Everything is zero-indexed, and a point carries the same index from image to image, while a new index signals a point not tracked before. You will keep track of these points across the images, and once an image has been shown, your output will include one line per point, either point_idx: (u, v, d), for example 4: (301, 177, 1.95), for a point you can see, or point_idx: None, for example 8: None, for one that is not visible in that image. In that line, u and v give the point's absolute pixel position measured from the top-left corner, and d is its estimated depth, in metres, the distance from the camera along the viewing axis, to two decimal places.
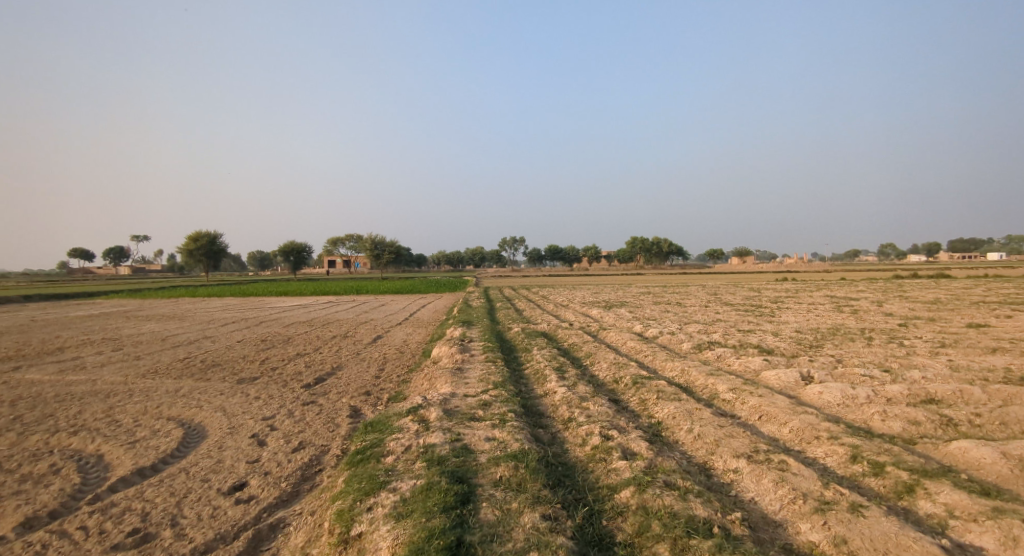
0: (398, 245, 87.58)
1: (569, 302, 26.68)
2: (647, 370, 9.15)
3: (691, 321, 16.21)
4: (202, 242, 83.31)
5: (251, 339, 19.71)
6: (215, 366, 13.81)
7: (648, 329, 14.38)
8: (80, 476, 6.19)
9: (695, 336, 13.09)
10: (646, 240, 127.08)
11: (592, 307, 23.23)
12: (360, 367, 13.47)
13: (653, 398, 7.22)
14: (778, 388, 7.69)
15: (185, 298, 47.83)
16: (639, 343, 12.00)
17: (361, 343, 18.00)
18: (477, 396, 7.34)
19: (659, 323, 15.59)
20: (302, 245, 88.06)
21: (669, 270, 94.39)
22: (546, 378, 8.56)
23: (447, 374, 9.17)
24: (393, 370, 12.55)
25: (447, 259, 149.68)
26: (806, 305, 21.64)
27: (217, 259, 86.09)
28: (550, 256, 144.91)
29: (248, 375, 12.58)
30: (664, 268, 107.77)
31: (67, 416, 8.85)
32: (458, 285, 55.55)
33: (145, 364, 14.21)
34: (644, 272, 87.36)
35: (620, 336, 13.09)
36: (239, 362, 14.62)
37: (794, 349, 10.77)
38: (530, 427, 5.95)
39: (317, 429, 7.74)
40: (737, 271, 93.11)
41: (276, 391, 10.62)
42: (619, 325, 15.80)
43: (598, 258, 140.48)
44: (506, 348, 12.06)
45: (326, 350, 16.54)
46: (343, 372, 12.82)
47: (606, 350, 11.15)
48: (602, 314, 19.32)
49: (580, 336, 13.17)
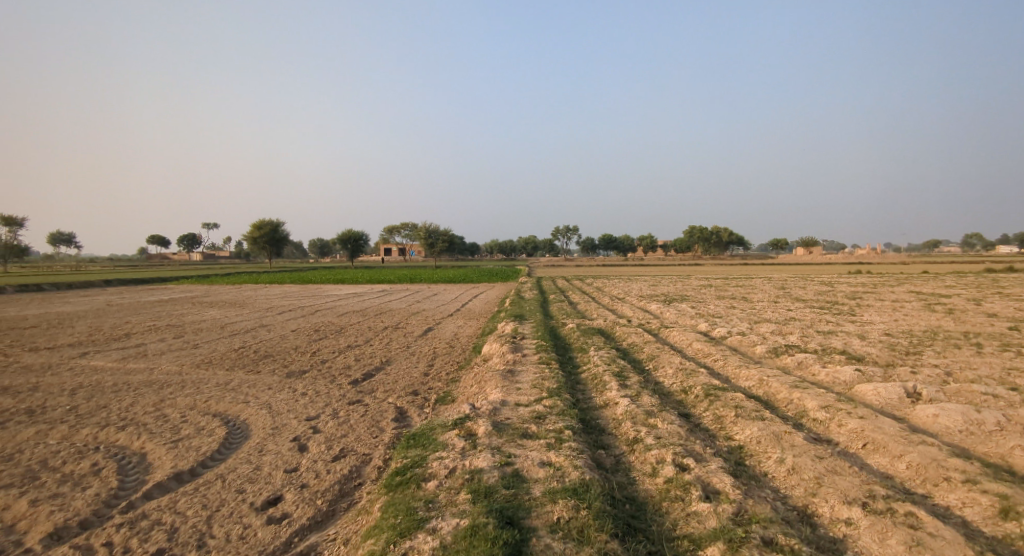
0: (450, 234, 88.32)
1: (625, 295, 25.49)
2: (719, 379, 8.14)
3: (762, 320, 14.81)
4: (264, 231, 87.01)
5: (305, 329, 19.94)
6: (267, 358, 13.84)
7: (714, 329, 13.18)
8: (118, 479, 6.01)
9: (768, 337, 11.83)
10: (704, 230, 122.04)
11: (650, 301, 21.99)
12: (409, 362, 13.13)
13: (731, 415, 6.25)
14: (880, 407, 6.48)
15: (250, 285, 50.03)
16: (706, 345, 10.92)
17: (411, 336, 17.72)
18: (530, 407, 6.63)
19: (727, 322, 14.36)
20: (358, 234, 90.43)
21: (728, 262, 90.36)
22: (606, 386, 7.76)
23: (497, 377, 8.54)
24: (441, 368, 12.06)
25: (498, 248, 149.79)
26: (893, 303, 19.48)
27: (279, 247, 89.63)
28: (603, 245, 142.12)
29: (299, 368, 12.49)
30: (722, 259, 103.47)
31: (121, 407, 8.91)
32: (509, 275, 55.02)
33: (203, 353, 14.48)
34: (701, 264, 83.99)
35: (684, 336, 12.02)
36: (290, 354, 14.64)
37: (891, 357, 9.36)
38: (590, 449, 5.21)
39: (359, 434, 7.29)
40: (804, 262, 87.65)
41: (322, 387, 10.35)
42: (681, 322, 14.66)
43: (652, 248, 136.70)
44: (561, 347, 11.31)
45: (376, 343, 16.35)
46: (391, 367, 12.47)
47: (670, 353, 10.16)
48: (662, 310, 18.14)
49: (640, 336, 12.20)
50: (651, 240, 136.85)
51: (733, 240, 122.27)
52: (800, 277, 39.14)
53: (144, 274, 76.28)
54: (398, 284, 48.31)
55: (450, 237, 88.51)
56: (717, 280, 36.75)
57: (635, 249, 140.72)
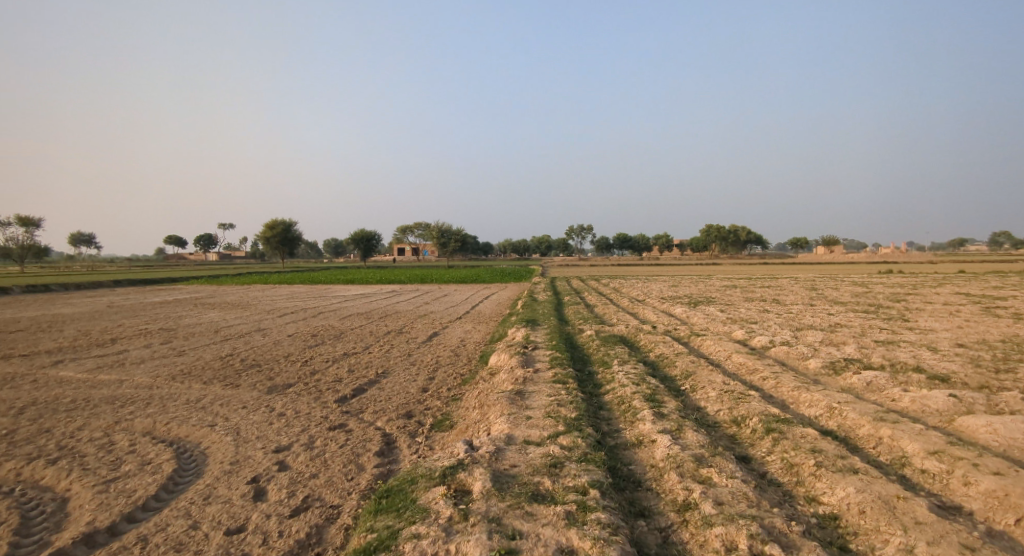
0: (463, 233, 87.09)
1: (645, 297, 23.84)
2: (776, 406, 6.59)
3: (805, 326, 13.14)
4: (278, 230, 86.58)
5: (303, 333, 18.63)
6: (253, 369, 12.55)
7: (753, 337, 11.58)
8: (15, 542, 4.68)
9: (820, 348, 10.21)
10: (722, 229, 119.26)
11: (674, 304, 20.34)
12: (408, 374, 11.75)
13: (810, 463, 4.72)
14: (1005, 452, 4.92)
15: (259, 285, 48.99)
16: (749, 358, 9.35)
17: (415, 342, 16.30)
18: (543, 447, 5.17)
19: (765, 329, 12.75)
20: (370, 233, 89.66)
21: (748, 261, 87.99)
22: (638, 415, 6.26)
23: (503, 401, 7.09)
24: (443, 382, 10.63)
25: (512, 247, 148.80)
26: (945, 306, 17.59)
27: (291, 246, 89.26)
28: (618, 244, 139.98)
29: (285, 381, 11.16)
30: (741, 258, 100.92)
31: (65, 431, 7.63)
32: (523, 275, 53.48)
33: (185, 362, 13.25)
34: (719, 264, 81.69)
35: (721, 346, 10.44)
36: (281, 364, 13.33)
37: (981, 376, 7.72)
38: (627, 526, 3.76)
39: (332, 476, 5.90)
40: (827, 261, 84.81)
41: (304, 406, 8.99)
42: (713, 329, 13.06)
43: (668, 247, 134.48)
44: (580, 360, 9.81)
45: (375, 350, 14.96)
46: (387, 381, 11.06)
47: (708, 368, 8.61)
48: (688, 315, 16.52)
49: (670, 346, 10.65)
50: (666, 240, 134.42)
51: (751, 239, 119.26)
52: (829, 276, 37.08)
53: (158, 274, 76.29)
54: (408, 285, 47.01)
55: (463, 236, 87.50)
56: (740, 281, 34.87)
57: (651, 248, 138.36)
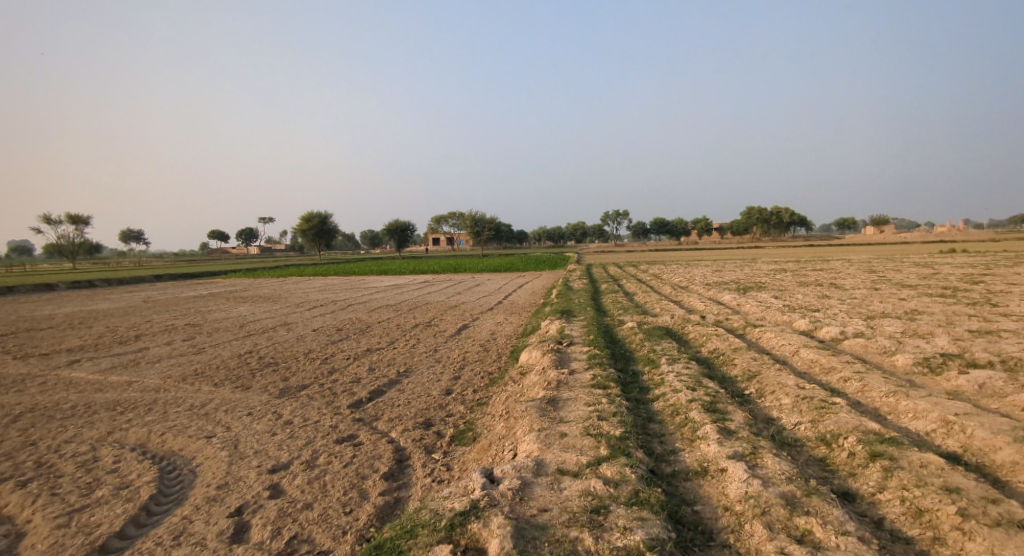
0: (495, 221, 86.27)
1: (688, 284, 22.27)
2: (874, 419, 5.25)
3: (878, 314, 11.52)
4: (313, 223, 87.74)
5: (327, 328, 18.01)
6: (269, 368, 11.85)
7: (820, 329, 10.09)
8: None
9: (906, 340, 8.69)
10: (763, 210, 114.53)
11: (721, 291, 18.76)
12: (431, 372, 10.82)
13: (948, 509, 3.43)
14: None
15: (294, 277, 49.33)
16: (822, 354, 7.95)
17: (441, 336, 15.36)
18: (580, 482, 4.06)
19: (832, 318, 11.22)
20: (403, 224, 89.86)
21: (791, 243, 84.21)
22: (698, 433, 5.07)
23: (532, 412, 6.01)
24: (468, 383, 9.62)
25: (544, 234, 147.26)
26: None
27: (326, 239, 90.31)
28: (653, 229, 136.60)
29: (300, 382, 10.40)
30: (783, 241, 96.70)
31: (51, 443, 6.98)
32: (557, 263, 52.22)
33: (201, 361, 12.71)
34: (761, 247, 78.34)
35: (784, 340, 9.04)
36: (299, 361, 12.63)
37: None
38: None
39: (327, 508, 4.97)
40: (880, 240, 79.88)
41: (313, 414, 8.15)
42: (771, 320, 11.60)
43: (705, 231, 130.41)
44: (622, 358, 8.61)
45: (399, 346, 14.10)
46: (409, 381, 10.14)
47: (775, 368, 7.27)
48: (739, 303, 15.03)
49: (724, 340, 9.31)
50: (704, 223, 130.08)
51: (794, 220, 114.12)
52: (886, 257, 34.46)
53: (200, 269, 78.51)
54: (439, 275, 46.34)
55: (495, 224, 86.54)
56: (788, 264, 32.62)
57: (688, 232, 134.31)
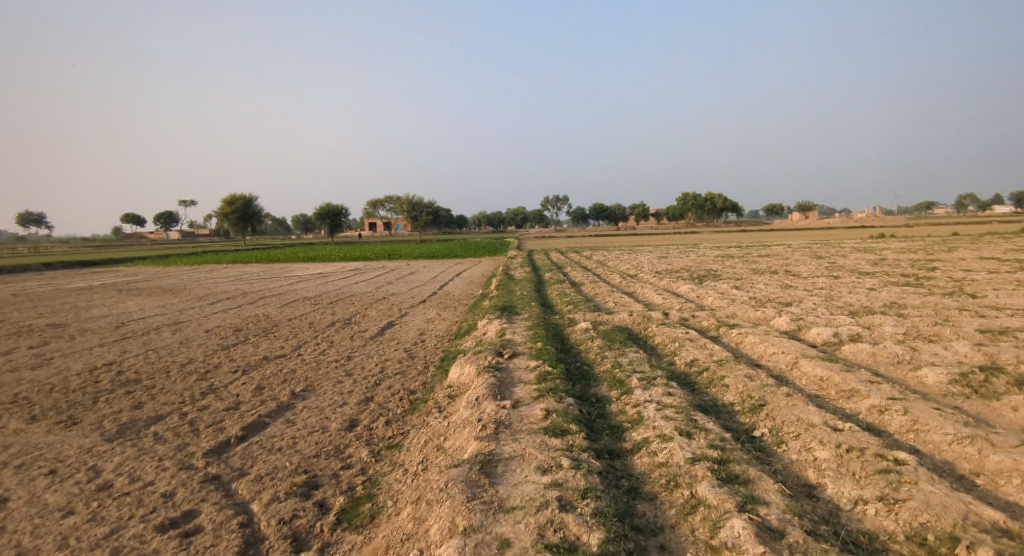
0: (435, 206, 83.00)
1: (638, 272, 20.80)
2: (971, 492, 3.50)
3: (859, 309, 10.18)
4: (236, 205, 80.80)
5: (225, 328, 15.01)
6: (121, 389, 9.01)
7: (807, 330, 8.51)
8: None
9: (916, 343, 7.20)
10: (699, 196, 117.17)
11: (676, 281, 17.28)
12: (336, 393, 8.43)
13: None
14: None
15: (211, 265, 44.42)
16: (830, 366, 6.26)
17: (360, 339, 12.84)
18: None
19: (812, 315, 9.75)
20: (338, 208, 84.71)
21: (725, 230, 86.44)
22: (724, 536, 3.12)
23: (457, 489, 3.87)
24: (379, 412, 7.32)
25: (487, 219, 144.78)
26: (995, 273, 14.85)
27: (251, 222, 83.51)
28: (594, 214, 137.59)
29: (153, 412, 7.72)
30: (718, 227, 99.44)
31: None
32: (499, 249, 50.19)
33: (30, 380, 9.61)
34: (697, 233, 79.68)
35: (775, 349, 7.32)
36: (168, 377, 9.83)
37: None
38: None
39: None
40: (809, 225, 83.30)
41: (146, 472, 5.63)
42: (744, 318, 9.97)
43: (645, 217, 132.61)
44: (580, 378, 6.61)
45: (305, 353, 11.53)
46: (304, 410, 7.71)
47: (782, 393, 5.47)
48: (699, 296, 13.47)
49: (703, 349, 7.53)
50: (643, 208, 131.95)
51: (727, 206, 117.67)
52: (823, 243, 34.73)
53: (104, 254, 70.43)
54: (373, 262, 43.01)
55: (435, 208, 83.13)
56: (732, 250, 32.04)
57: (628, 217, 136.04)
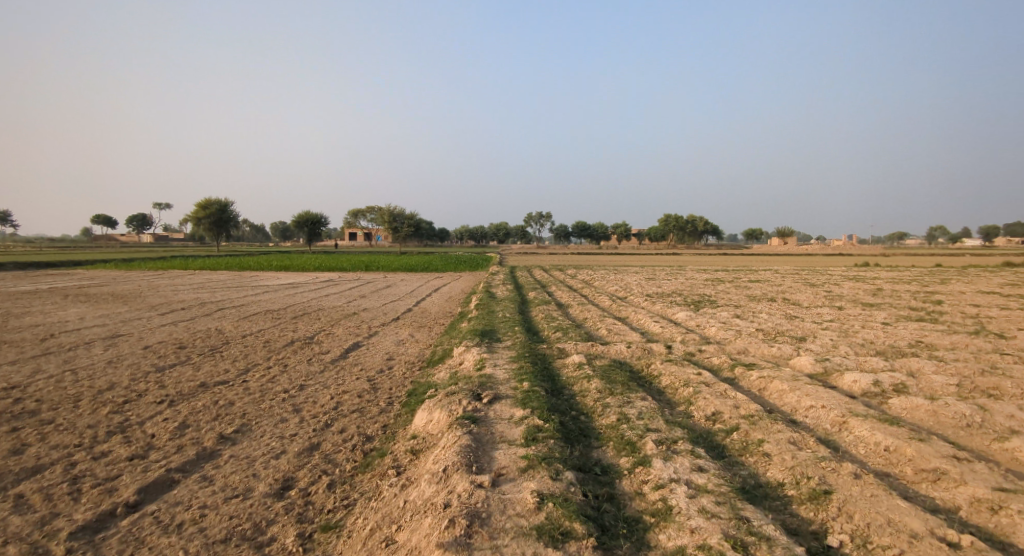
0: (417, 218, 81.48)
1: (627, 295, 19.59)
2: None
3: (886, 349, 9.03)
4: (211, 210, 78.02)
5: (166, 345, 13.19)
6: (7, 424, 7.27)
7: (839, 375, 7.28)
8: None
9: (980, 399, 5.99)
10: (681, 218, 118.06)
11: (670, 306, 16.08)
12: (277, 438, 6.88)
13: None
14: None
15: (176, 271, 41.93)
16: (894, 432, 4.99)
17: (318, 363, 11.23)
18: None
19: (836, 355, 8.56)
20: (317, 216, 82.62)
21: (707, 253, 86.77)
22: None
23: None
24: (324, 470, 5.80)
25: (468, 233, 143.45)
26: (1008, 310, 13.98)
27: (225, 227, 80.62)
28: (577, 232, 137.46)
29: (32, 461, 6.04)
30: (699, 249, 100.04)
31: None
32: (480, 264, 48.78)
33: None
34: (678, 254, 79.71)
35: (812, 401, 6.03)
36: (75, 407, 8.10)
37: None
38: None
39: None
40: (788, 251, 83.98)
41: None
42: (759, 356, 8.70)
43: (627, 237, 133.10)
44: (579, 437, 5.22)
45: (251, 380, 9.90)
46: (229, 462, 6.14)
47: (848, 473, 4.14)
48: (700, 325, 12.23)
49: (725, 400, 6.21)
50: (626, 228, 132.38)
51: (708, 228, 118.40)
52: (810, 270, 34.21)
53: (63, 255, 66.71)
54: (348, 274, 41.00)
55: (416, 220, 81.42)
56: (720, 274, 31.19)
57: (610, 236, 136.18)
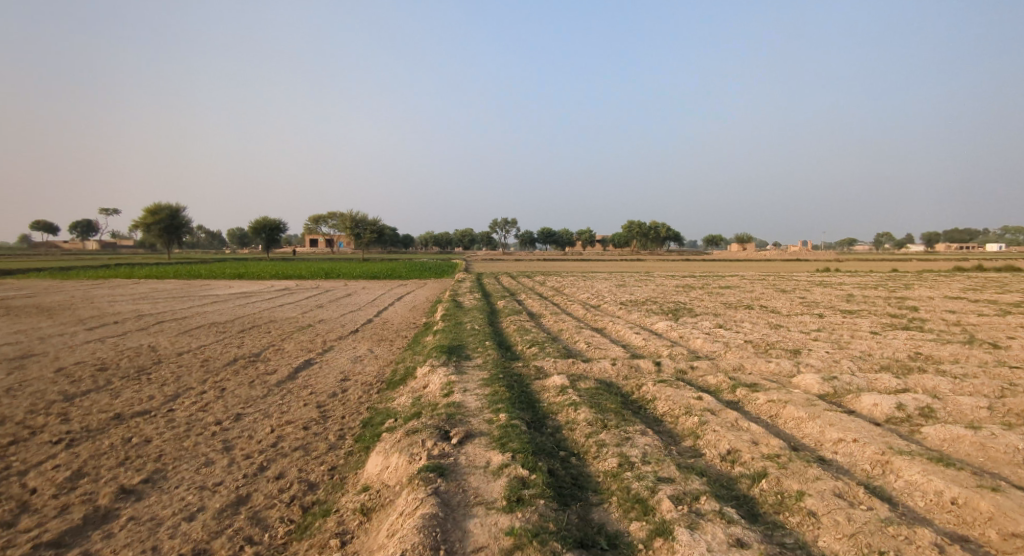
0: (381, 224, 79.37)
1: (602, 303, 18.74)
2: None
3: (890, 363, 8.35)
4: (160, 215, 73.72)
5: (84, 364, 11.43)
6: None
7: (854, 396, 6.47)
8: None
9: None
10: (645, 225, 119.71)
11: (648, 315, 15.31)
12: (195, 488, 5.53)
13: None
14: None
15: (117, 279, 38.95)
16: (953, 474, 4.12)
17: (260, 386, 9.81)
18: None
19: (840, 372, 7.80)
20: (276, 222, 79.31)
21: (671, 260, 87.94)
22: None
23: None
24: (249, 538, 4.53)
25: (434, 239, 141.48)
26: (986, 318, 13.77)
27: (177, 234, 76.32)
28: (543, 238, 137.46)
29: None
30: (662, 256, 101.29)
31: None
32: (446, 271, 47.46)
33: None
34: (644, 261, 80.25)
35: (840, 432, 5.15)
36: None
37: None
38: None
39: None
40: (748, 258, 85.94)
41: None
42: (758, 375, 7.86)
43: (592, 243, 134.10)
44: (575, 493, 4.14)
45: (176, 409, 8.40)
46: (126, 528, 4.78)
47: (927, 544, 3.21)
48: (684, 337, 11.42)
49: (740, 433, 5.27)
50: (591, 235, 133.33)
51: (671, 235, 120.40)
52: (776, 276, 34.45)
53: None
54: (306, 281, 38.94)
55: (380, 226, 79.23)
56: (690, 281, 30.93)
57: (575, 243, 136.57)
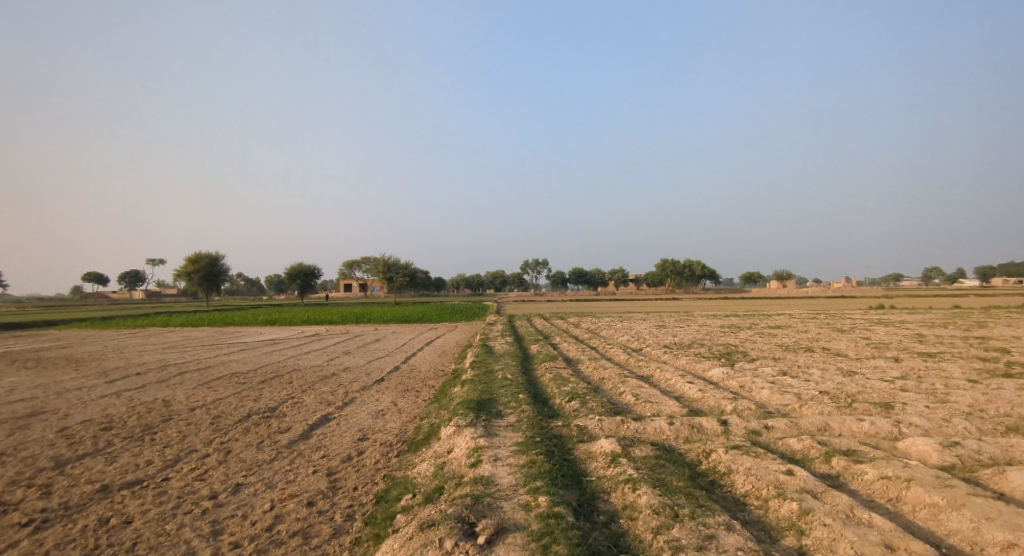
0: (412, 268, 79.83)
1: (643, 346, 17.33)
2: None
3: (1017, 424, 6.77)
4: (201, 265, 76.09)
5: (91, 423, 10.75)
6: None
7: (994, 471, 5.03)
8: None
9: None
10: (678, 263, 117.43)
11: (697, 359, 13.86)
12: None
13: None
14: None
15: (156, 328, 39.59)
16: None
17: (269, 449, 8.83)
18: None
19: (958, 436, 6.29)
20: (311, 268, 80.76)
21: (707, 298, 85.21)
22: None
23: None
24: None
25: (464, 281, 142.05)
26: None
27: (218, 283, 78.46)
28: (573, 278, 135.90)
29: None
30: (697, 294, 98.64)
31: None
32: (477, 314, 46.64)
33: None
34: (679, 300, 77.82)
35: (1006, 533, 3.76)
36: None
37: None
38: None
39: None
40: (789, 294, 82.56)
41: None
42: (853, 438, 6.41)
43: (623, 283, 132.37)
44: None
45: (172, 479, 7.46)
46: None
47: None
48: (746, 387, 9.98)
49: (862, 532, 3.93)
50: (622, 274, 131.53)
51: (706, 273, 117.44)
52: (827, 314, 32.18)
53: (42, 315, 64.00)
54: (337, 327, 38.66)
55: (411, 270, 79.52)
56: (734, 320, 29.08)
57: (606, 282, 134.73)
